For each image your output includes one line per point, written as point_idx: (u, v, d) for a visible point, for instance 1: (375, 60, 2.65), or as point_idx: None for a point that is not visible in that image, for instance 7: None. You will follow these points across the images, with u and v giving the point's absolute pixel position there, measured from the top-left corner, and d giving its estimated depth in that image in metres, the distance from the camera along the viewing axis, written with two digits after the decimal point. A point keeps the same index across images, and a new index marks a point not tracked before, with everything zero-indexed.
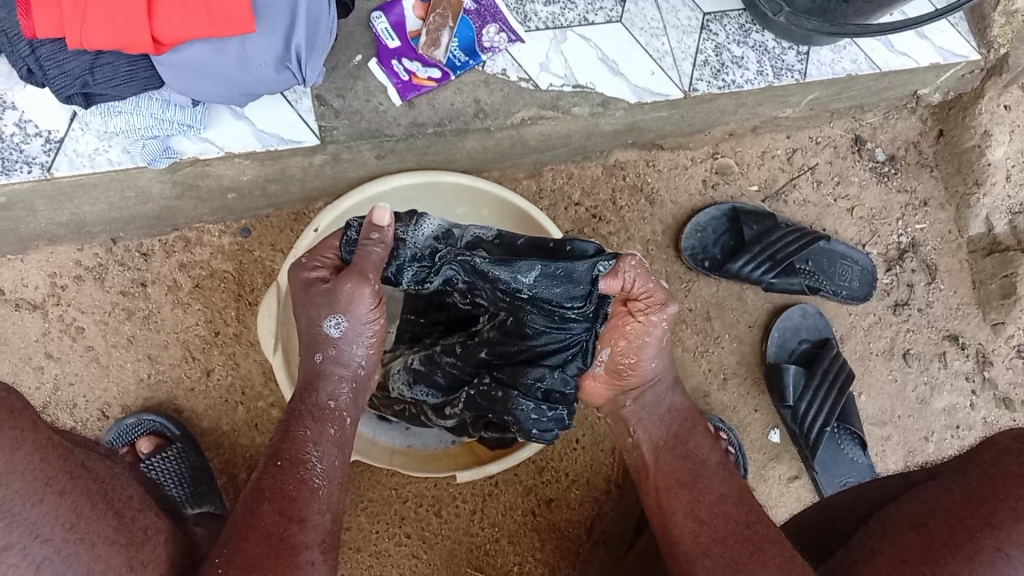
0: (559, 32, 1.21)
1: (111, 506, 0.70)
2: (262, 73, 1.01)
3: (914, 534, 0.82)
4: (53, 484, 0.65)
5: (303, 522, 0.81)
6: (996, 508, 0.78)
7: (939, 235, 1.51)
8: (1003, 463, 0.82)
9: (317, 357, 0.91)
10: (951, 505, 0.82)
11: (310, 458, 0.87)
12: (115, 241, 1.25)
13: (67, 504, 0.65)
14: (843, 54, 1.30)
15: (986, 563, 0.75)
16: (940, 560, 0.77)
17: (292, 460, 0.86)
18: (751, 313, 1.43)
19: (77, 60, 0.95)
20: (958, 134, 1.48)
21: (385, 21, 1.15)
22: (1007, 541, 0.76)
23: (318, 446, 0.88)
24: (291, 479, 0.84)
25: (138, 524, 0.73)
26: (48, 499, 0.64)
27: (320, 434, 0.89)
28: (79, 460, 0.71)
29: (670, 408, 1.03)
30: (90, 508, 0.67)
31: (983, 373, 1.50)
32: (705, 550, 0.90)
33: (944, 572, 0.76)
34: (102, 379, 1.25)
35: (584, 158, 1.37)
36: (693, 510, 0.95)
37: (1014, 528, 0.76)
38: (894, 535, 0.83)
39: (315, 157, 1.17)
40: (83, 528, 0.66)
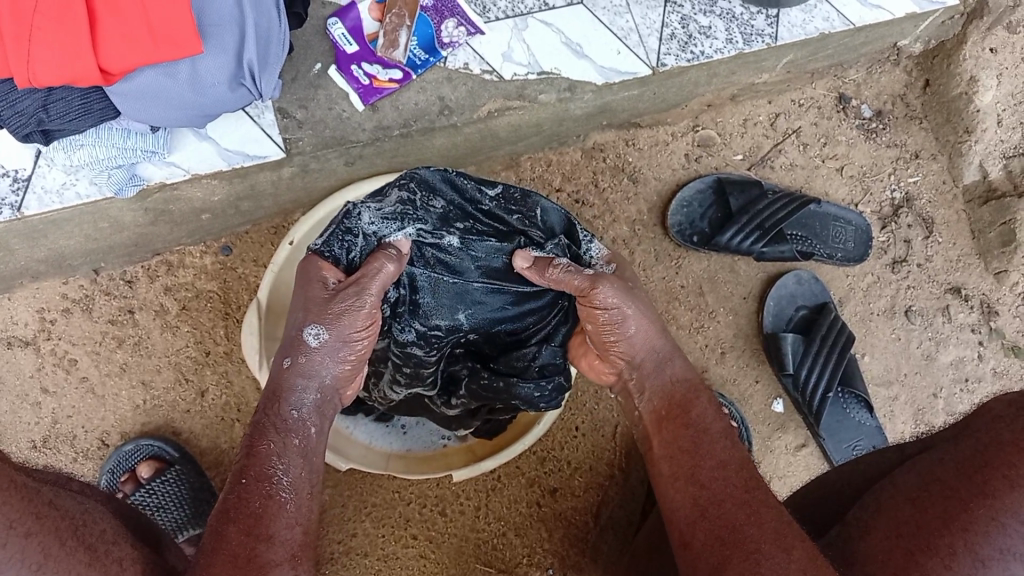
0: (519, 20, 1.18)
1: (83, 541, 0.70)
2: (218, 93, 1.00)
3: (910, 508, 0.79)
4: (17, 526, 0.66)
5: (274, 537, 0.76)
6: (989, 476, 0.75)
7: (933, 186, 1.47)
8: (996, 429, 0.79)
9: (286, 360, 0.88)
10: (945, 475, 0.79)
11: (274, 471, 0.81)
12: (97, 271, 1.25)
13: (34, 546, 0.66)
14: (815, 12, 1.27)
15: (980, 533, 0.72)
16: (936, 532, 0.75)
17: (257, 476, 0.80)
18: (745, 284, 1.41)
19: (29, 99, 0.95)
20: (944, 83, 1.44)
21: (342, 26, 1.14)
22: (1002, 510, 0.73)
23: (282, 458, 0.83)
24: (257, 495, 0.78)
25: (114, 558, 0.72)
26: (13, 543, 0.65)
27: (284, 447, 0.84)
28: (49, 497, 0.72)
29: (672, 377, 0.95)
30: (59, 548, 0.68)
31: (989, 324, 1.47)
32: (703, 513, 0.83)
33: (940, 545, 0.74)
34: (100, 409, 1.26)
35: (560, 143, 1.34)
36: (692, 473, 0.87)
37: (1008, 496, 0.73)
38: (890, 510, 0.81)
39: (284, 170, 1.16)
40: (51, 569, 0.67)
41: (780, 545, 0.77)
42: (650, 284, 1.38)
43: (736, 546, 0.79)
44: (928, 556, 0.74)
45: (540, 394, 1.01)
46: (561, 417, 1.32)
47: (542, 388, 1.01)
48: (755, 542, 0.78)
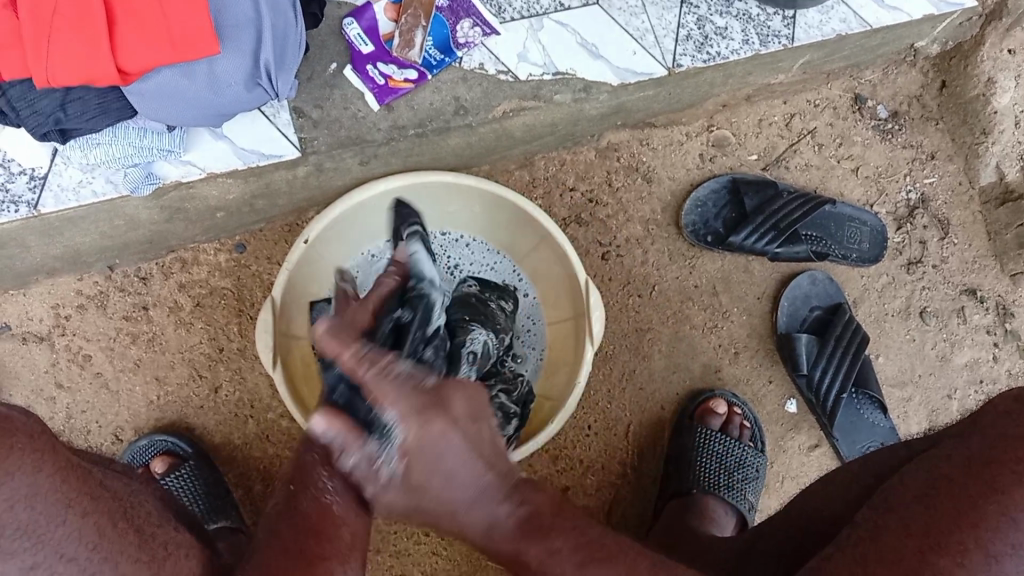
0: (536, 20, 1.18)
1: (132, 524, 0.68)
2: (235, 93, 1.00)
3: (918, 506, 0.78)
4: (75, 505, 0.63)
5: (321, 551, 0.78)
6: (998, 473, 0.75)
7: (948, 188, 1.47)
8: (1003, 427, 0.80)
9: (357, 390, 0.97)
10: (953, 472, 0.79)
11: (325, 478, 0.83)
12: (112, 268, 1.26)
13: (90, 523, 0.63)
14: (832, 13, 1.26)
15: (991, 528, 0.72)
16: (946, 530, 0.74)
17: (304, 484, 0.82)
18: (758, 285, 1.41)
19: (47, 98, 0.95)
20: (961, 84, 1.43)
21: (357, 26, 1.13)
22: (1011, 506, 0.72)
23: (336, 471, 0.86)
24: (307, 502, 0.81)
25: (159, 542, 0.70)
26: (71, 521, 0.62)
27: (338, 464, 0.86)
28: (99, 479, 0.72)
29: None
30: (111, 529, 0.65)
31: (1004, 326, 1.47)
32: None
33: (952, 542, 0.73)
34: (114, 404, 1.27)
35: (574, 143, 1.34)
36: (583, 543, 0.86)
37: (1018, 492, 0.73)
38: (896, 508, 0.80)
39: (299, 169, 1.16)
40: (109, 547, 0.64)
41: None
42: (663, 284, 1.38)
43: None
44: (940, 552, 0.72)
45: None
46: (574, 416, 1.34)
47: None
48: None
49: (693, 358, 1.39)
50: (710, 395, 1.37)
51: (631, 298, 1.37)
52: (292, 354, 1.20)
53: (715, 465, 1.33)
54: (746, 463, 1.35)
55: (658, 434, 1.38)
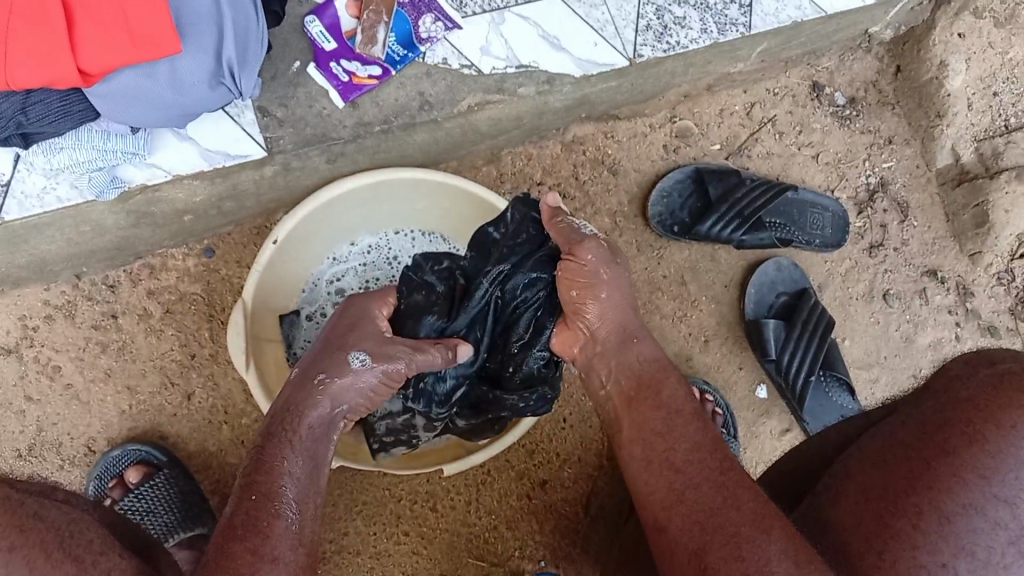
0: (496, 14, 1.19)
1: (69, 553, 0.69)
2: (198, 92, 1.00)
3: (876, 471, 0.79)
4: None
5: (274, 559, 0.74)
6: (950, 435, 0.77)
7: (907, 170, 1.50)
8: (954, 390, 0.82)
9: (319, 375, 0.93)
10: (908, 438, 0.80)
11: (283, 489, 0.81)
12: (79, 276, 1.25)
13: (17, 560, 0.65)
14: (787, 1, 1.28)
15: (944, 490, 0.73)
16: (903, 493, 0.75)
17: (265, 494, 0.80)
18: (725, 273, 1.43)
19: (7, 102, 0.94)
20: (914, 69, 1.47)
21: (319, 23, 1.13)
22: (963, 467, 0.74)
23: (292, 479, 0.83)
24: (266, 514, 0.78)
25: (102, 569, 0.70)
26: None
27: (295, 466, 0.85)
28: (33, 511, 0.71)
29: (638, 359, 0.96)
30: (44, 563, 0.67)
31: (964, 305, 1.50)
32: (679, 497, 0.80)
33: (908, 505, 0.74)
34: (85, 415, 1.25)
35: (540, 137, 1.35)
36: (664, 457, 0.85)
37: (968, 454, 0.75)
38: (857, 475, 0.81)
39: (265, 169, 1.16)
40: None
41: (760, 527, 0.75)
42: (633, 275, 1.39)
43: (716, 530, 0.76)
44: (896, 516, 0.74)
45: (524, 405, 1.08)
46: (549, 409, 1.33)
47: (526, 399, 1.07)
48: (734, 525, 0.76)
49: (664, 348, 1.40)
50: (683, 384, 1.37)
51: None
52: (266, 357, 1.18)
53: None
54: None
55: None
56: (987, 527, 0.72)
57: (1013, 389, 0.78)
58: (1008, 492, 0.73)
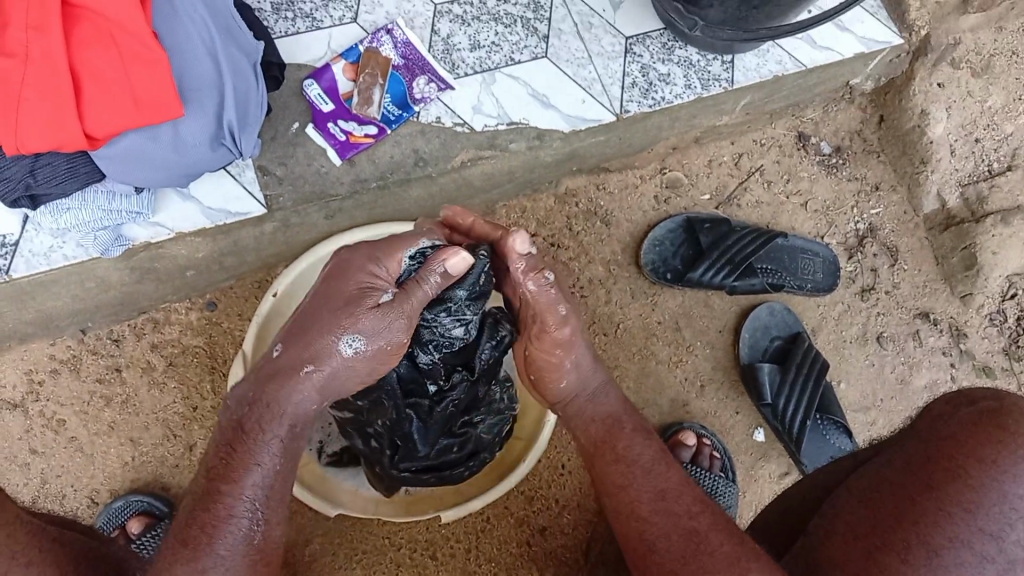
0: (488, 75, 1.24)
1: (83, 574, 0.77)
2: (199, 153, 1.04)
3: (863, 509, 0.83)
4: (19, 556, 0.74)
5: None
6: (932, 472, 0.82)
7: (895, 216, 1.53)
8: (936, 429, 0.87)
9: (308, 368, 0.80)
10: (893, 476, 0.85)
11: (240, 508, 0.79)
12: (84, 331, 1.28)
13: (36, 573, 0.74)
14: (768, 56, 1.33)
15: (930, 525, 0.78)
16: (889, 529, 0.79)
17: (222, 511, 0.78)
18: (719, 318, 1.46)
19: (17, 165, 0.99)
20: (898, 118, 1.51)
21: (318, 87, 1.18)
22: (947, 500, 0.79)
23: (250, 491, 0.80)
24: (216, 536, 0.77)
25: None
26: (15, 571, 0.73)
27: (256, 475, 0.80)
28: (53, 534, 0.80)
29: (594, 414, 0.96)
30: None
31: (958, 346, 1.52)
32: (650, 550, 0.83)
33: (894, 540, 0.78)
34: (89, 467, 1.28)
35: (533, 189, 1.39)
36: (633, 509, 0.86)
37: (951, 488, 0.80)
38: (844, 514, 0.84)
39: (265, 226, 1.20)
40: None
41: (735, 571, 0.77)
42: (627, 322, 1.42)
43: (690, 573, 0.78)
44: (885, 552, 0.78)
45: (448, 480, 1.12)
46: (548, 456, 1.35)
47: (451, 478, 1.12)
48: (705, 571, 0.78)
49: (661, 393, 1.42)
50: (678, 428, 1.40)
51: (597, 336, 1.41)
52: None
53: None
54: (719, 492, 1.36)
55: None
56: (974, 560, 0.76)
57: (993, 426, 0.84)
58: (993, 526, 0.78)
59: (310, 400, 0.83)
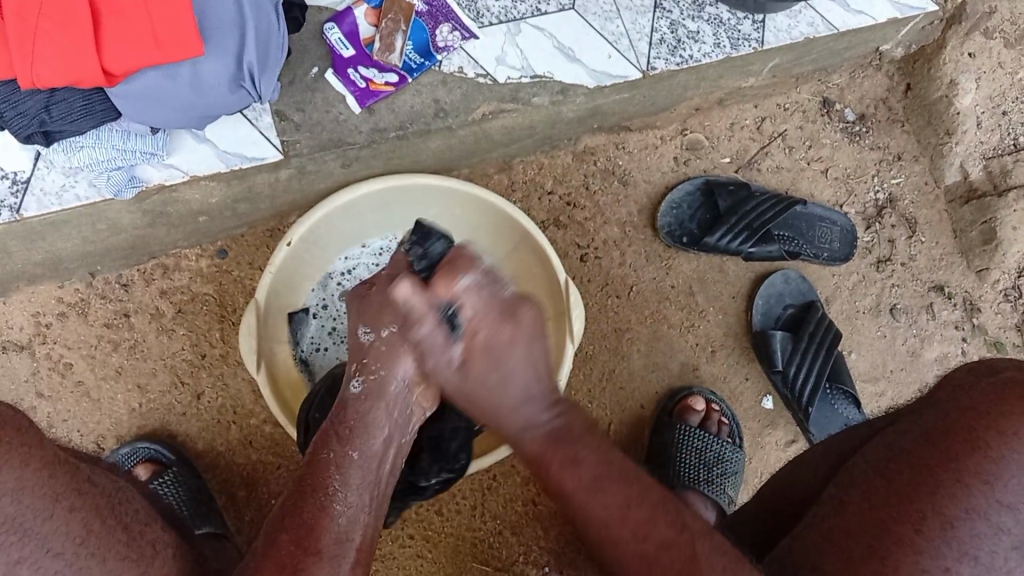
0: (512, 25, 1.20)
1: (121, 521, 0.72)
2: (218, 95, 1.01)
3: (879, 479, 0.83)
4: (62, 500, 0.68)
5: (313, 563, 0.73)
6: (952, 442, 0.80)
7: (915, 187, 1.51)
8: (957, 398, 0.85)
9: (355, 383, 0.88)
10: (911, 446, 0.83)
11: (331, 484, 0.80)
12: (93, 274, 1.26)
13: (77, 519, 0.68)
14: (800, 18, 1.30)
15: (947, 495, 0.77)
16: (906, 499, 0.79)
17: (314, 484, 0.80)
18: (734, 284, 1.44)
19: (32, 100, 0.96)
20: (924, 87, 1.48)
21: (338, 31, 1.15)
22: (966, 472, 0.78)
23: (340, 473, 0.82)
24: (311, 506, 0.78)
25: (147, 539, 0.74)
26: (58, 515, 0.67)
27: (343, 460, 0.83)
28: (86, 475, 0.73)
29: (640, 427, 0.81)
30: (99, 524, 0.70)
31: (972, 321, 1.51)
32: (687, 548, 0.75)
33: (908, 511, 0.78)
34: (94, 412, 1.26)
35: (552, 146, 1.36)
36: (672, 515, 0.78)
37: (969, 459, 0.78)
38: (861, 484, 0.84)
39: (280, 173, 1.18)
40: (94, 543, 0.68)
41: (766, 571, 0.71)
42: (641, 284, 1.40)
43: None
44: (898, 522, 0.78)
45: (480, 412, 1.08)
46: None
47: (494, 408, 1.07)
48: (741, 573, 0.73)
49: (672, 357, 1.41)
50: (689, 392, 1.39)
51: (611, 298, 1.40)
52: (276, 360, 1.19)
53: (694, 461, 1.35)
54: (725, 458, 1.37)
55: (639, 433, 1.40)
56: (991, 531, 0.75)
57: (1016, 397, 0.81)
58: (1012, 498, 0.76)
59: (380, 412, 0.87)
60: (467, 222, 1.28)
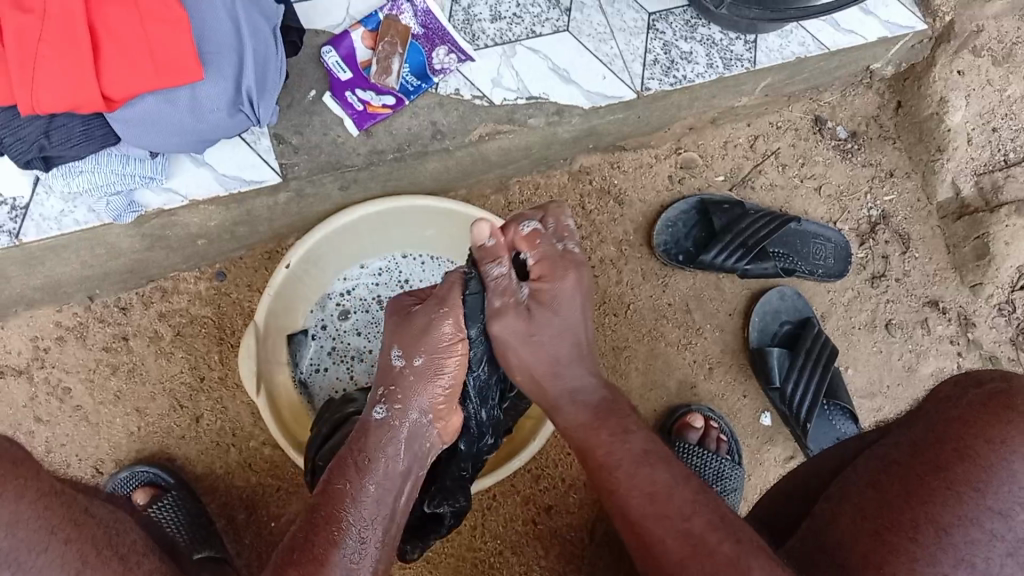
0: (508, 47, 1.22)
1: (116, 552, 0.72)
2: (217, 119, 1.02)
3: (873, 492, 0.83)
4: (59, 531, 0.68)
5: None
6: (943, 451, 0.81)
7: (908, 204, 1.53)
8: (943, 408, 0.86)
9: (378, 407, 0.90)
10: (902, 457, 0.84)
11: (344, 517, 0.81)
12: (92, 298, 1.26)
13: (72, 552, 0.68)
14: (791, 37, 1.32)
15: (939, 504, 0.78)
16: (900, 510, 0.79)
17: (328, 517, 0.81)
18: (730, 301, 1.45)
19: (31, 126, 0.96)
20: (915, 104, 1.50)
21: (335, 54, 1.15)
22: (955, 480, 0.78)
23: (354, 505, 0.83)
24: (321, 540, 0.78)
25: (144, 569, 0.73)
26: (53, 547, 0.67)
27: (357, 492, 0.84)
28: (82, 505, 0.73)
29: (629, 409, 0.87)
30: (95, 556, 0.70)
31: (966, 336, 1.52)
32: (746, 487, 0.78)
33: (902, 520, 0.79)
34: (93, 436, 1.26)
35: (548, 167, 1.38)
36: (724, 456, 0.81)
37: (959, 467, 0.79)
38: (854, 497, 0.85)
39: (279, 195, 1.18)
40: (88, 575, 0.68)
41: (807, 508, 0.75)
42: (638, 302, 1.41)
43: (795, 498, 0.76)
44: (892, 533, 0.78)
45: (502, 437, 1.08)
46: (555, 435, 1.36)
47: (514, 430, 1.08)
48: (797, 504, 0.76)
49: (670, 375, 1.42)
50: (687, 410, 1.40)
51: (608, 317, 1.40)
52: (276, 381, 1.20)
53: None
54: (724, 474, 1.36)
55: None
56: (984, 539, 0.75)
57: (1002, 405, 0.81)
58: (1002, 504, 0.76)
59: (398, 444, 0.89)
60: (465, 243, 1.29)
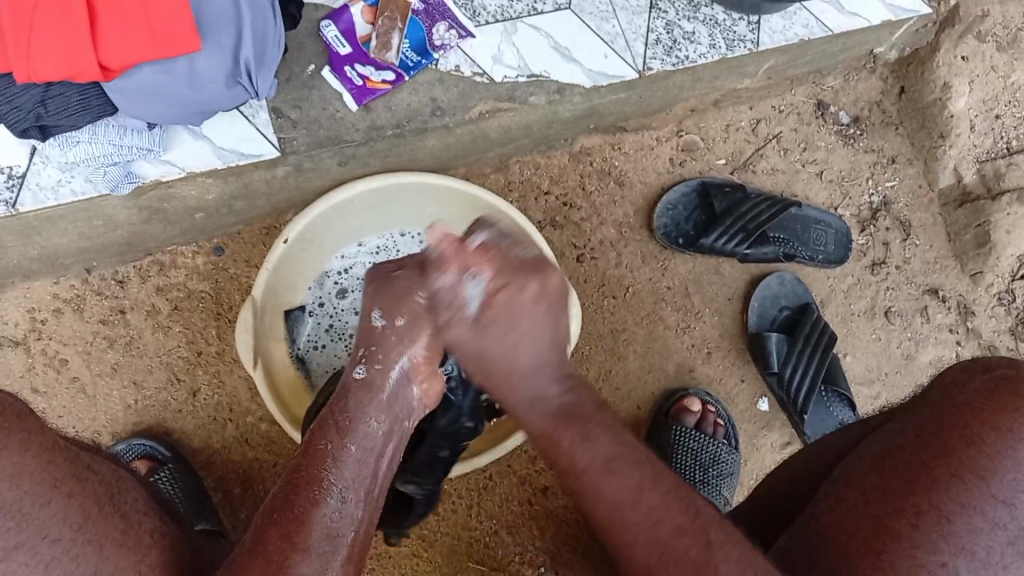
0: (509, 24, 1.21)
1: (117, 509, 0.72)
2: (214, 90, 1.02)
3: (876, 476, 0.82)
4: (61, 486, 0.68)
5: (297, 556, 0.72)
6: (948, 437, 0.81)
7: (910, 190, 1.52)
8: (948, 395, 0.86)
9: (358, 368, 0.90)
10: (906, 442, 0.84)
11: (325, 475, 0.79)
12: (89, 271, 1.26)
13: (75, 505, 0.68)
14: (795, 19, 1.31)
15: (943, 490, 0.78)
16: (901, 495, 0.79)
17: (307, 478, 0.78)
18: (730, 285, 1.44)
19: (27, 94, 0.96)
20: (918, 90, 1.49)
21: (335, 29, 1.15)
22: (960, 468, 0.78)
23: (336, 463, 0.81)
24: (301, 500, 0.76)
25: (145, 529, 0.73)
26: (56, 500, 0.67)
27: (340, 453, 0.82)
28: (85, 462, 0.74)
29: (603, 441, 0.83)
30: (96, 511, 0.70)
31: (966, 324, 1.51)
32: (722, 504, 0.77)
33: (905, 506, 0.78)
34: (90, 408, 1.26)
35: (549, 146, 1.37)
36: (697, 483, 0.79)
37: (965, 454, 0.79)
38: (857, 482, 0.83)
39: (277, 169, 1.18)
40: (92, 529, 0.68)
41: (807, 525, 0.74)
42: (637, 284, 1.41)
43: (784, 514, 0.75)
44: (895, 518, 0.78)
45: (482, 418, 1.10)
46: None
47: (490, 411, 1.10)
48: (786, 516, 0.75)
49: (668, 357, 1.42)
50: (685, 393, 1.39)
51: (607, 299, 1.40)
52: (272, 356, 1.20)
53: (690, 461, 1.35)
54: (720, 458, 1.37)
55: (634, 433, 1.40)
56: (986, 527, 0.76)
57: (1010, 392, 0.82)
58: (1006, 492, 0.77)
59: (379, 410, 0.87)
60: (464, 221, 1.29)
